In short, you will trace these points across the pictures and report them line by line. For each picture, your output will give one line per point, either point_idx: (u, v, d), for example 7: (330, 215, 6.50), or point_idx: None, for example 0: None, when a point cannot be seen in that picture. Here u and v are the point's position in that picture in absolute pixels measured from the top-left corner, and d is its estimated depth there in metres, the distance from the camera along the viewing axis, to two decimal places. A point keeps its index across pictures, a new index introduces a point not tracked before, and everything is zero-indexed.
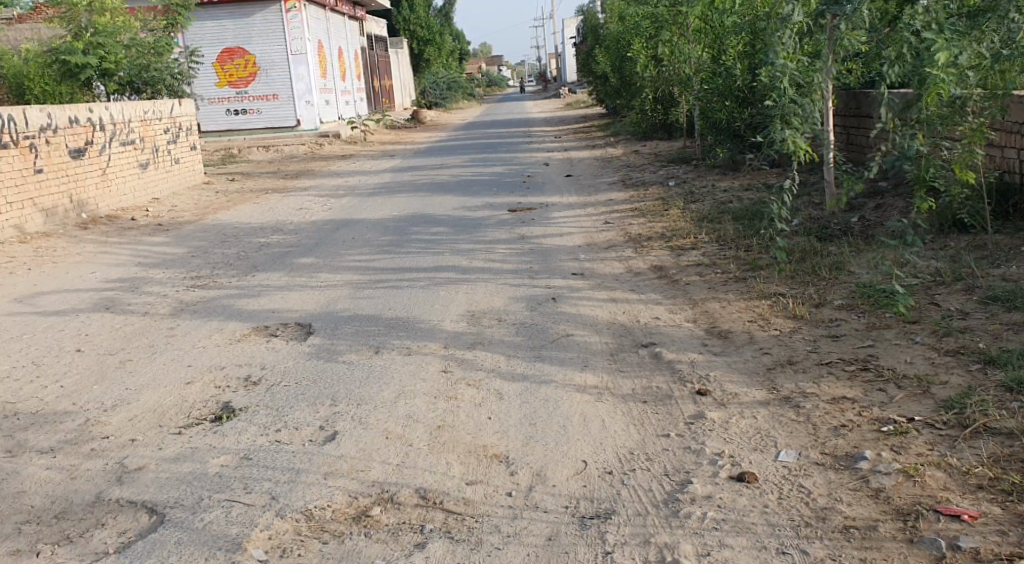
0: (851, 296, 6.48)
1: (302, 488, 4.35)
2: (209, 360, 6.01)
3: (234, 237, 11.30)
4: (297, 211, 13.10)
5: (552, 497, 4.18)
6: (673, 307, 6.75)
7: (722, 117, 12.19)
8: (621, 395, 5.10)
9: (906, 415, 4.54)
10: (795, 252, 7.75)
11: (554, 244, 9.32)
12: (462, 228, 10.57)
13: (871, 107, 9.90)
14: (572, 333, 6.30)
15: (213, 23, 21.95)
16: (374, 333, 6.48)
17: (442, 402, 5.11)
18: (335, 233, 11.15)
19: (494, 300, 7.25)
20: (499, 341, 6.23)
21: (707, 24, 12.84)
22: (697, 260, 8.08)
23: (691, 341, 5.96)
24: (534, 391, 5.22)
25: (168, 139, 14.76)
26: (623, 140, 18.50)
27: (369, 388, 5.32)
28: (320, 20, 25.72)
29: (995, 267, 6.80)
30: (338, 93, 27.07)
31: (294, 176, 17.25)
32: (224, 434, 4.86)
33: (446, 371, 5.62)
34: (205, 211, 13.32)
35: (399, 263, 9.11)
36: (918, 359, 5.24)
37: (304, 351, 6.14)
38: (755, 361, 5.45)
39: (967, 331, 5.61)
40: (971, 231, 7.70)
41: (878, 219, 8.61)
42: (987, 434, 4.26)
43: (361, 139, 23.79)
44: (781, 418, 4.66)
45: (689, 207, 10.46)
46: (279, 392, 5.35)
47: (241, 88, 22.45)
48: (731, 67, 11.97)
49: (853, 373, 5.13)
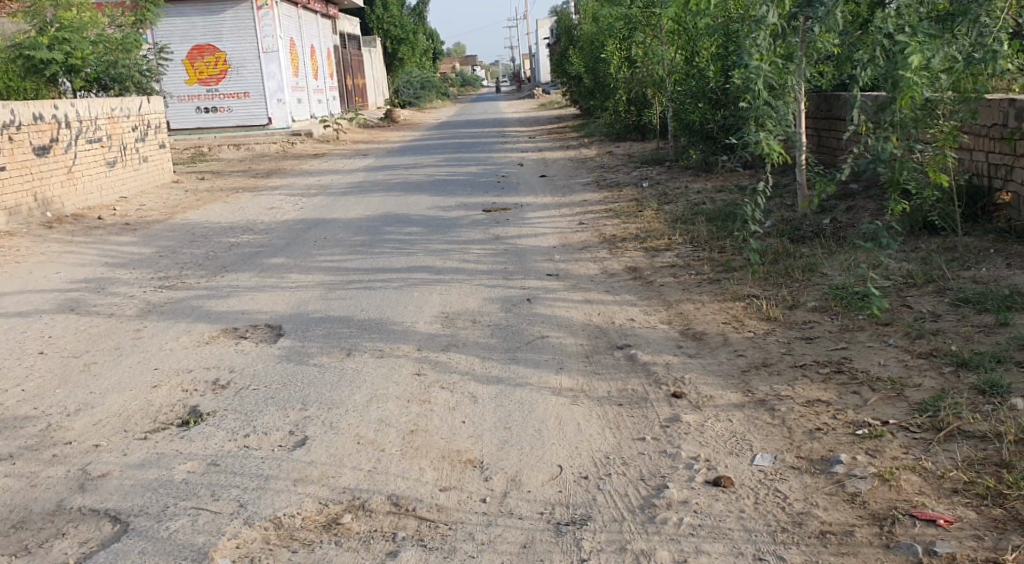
0: (825, 298, 6.46)
1: (270, 495, 4.25)
2: (176, 363, 5.89)
3: (203, 236, 11.16)
4: (268, 210, 12.97)
5: (527, 504, 4.11)
6: (648, 308, 6.71)
7: (695, 119, 12.17)
8: (596, 398, 5.05)
9: (881, 417, 4.51)
10: (768, 254, 7.74)
11: (528, 245, 9.25)
12: (436, 228, 10.49)
13: (843, 109, 9.92)
14: (546, 335, 6.24)
15: (182, 19, 21.68)
16: (345, 335, 6.39)
17: (415, 406, 5.04)
18: (306, 232, 11.03)
19: (468, 302, 7.19)
20: (473, 343, 6.16)
21: (680, 26, 12.84)
22: (671, 261, 8.04)
23: (666, 343, 5.92)
24: (509, 394, 5.16)
25: (136, 137, 14.57)
26: (597, 141, 18.48)
27: (340, 392, 5.24)
28: (293, 17, 25.56)
29: (966, 269, 6.82)
30: (310, 91, 26.87)
31: (264, 175, 17.09)
32: (191, 440, 4.76)
33: (419, 374, 5.54)
34: (173, 210, 13.16)
35: (371, 264, 9.02)
36: (892, 362, 5.21)
37: (274, 353, 6.04)
38: (730, 364, 5.42)
39: (939, 333, 5.59)
40: (941, 233, 7.73)
41: (849, 220, 8.62)
42: (961, 437, 4.24)
43: (334, 138, 23.63)
44: (757, 421, 4.62)
45: (663, 208, 10.44)
46: (248, 396, 5.25)
47: (211, 86, 22.22)
48: (704, 69, 11.97)
49: (828, 375, 5.08)
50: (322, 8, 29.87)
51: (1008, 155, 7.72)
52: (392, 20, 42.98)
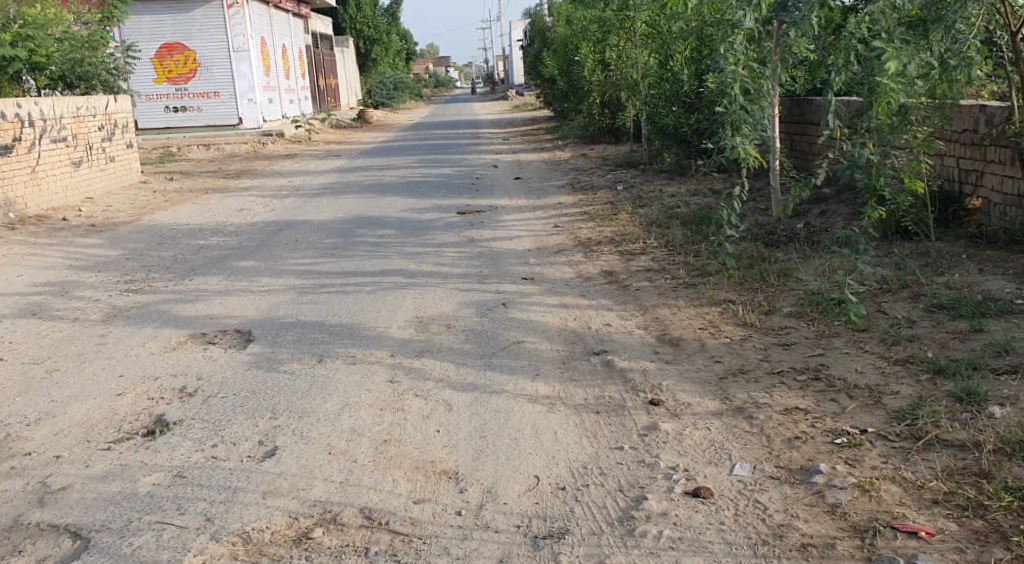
0: (801, 303, 6.42)
1: (238, 509, 4.15)
2: (142, 370, 5.75)
3: (171, 239, 10.99)
4: (238, 212, 12.82)
5: (503, 517, 4.03)
6: (624, 313, 6.65)
7: (669, 123, 12.13)
8: (573, 406, 4.97)
9: (859, 426, 4.45)
10: (744, 258, 7.70)
11: (503, 248, 9.17)
12: (409, 231, 10.38)
13: (816, 113, 9.91)
14: (522, 341, 6.16)
15: (151, 18, 21.53)
16: (317, 341, 6.28)
17: (388, 414, 4.94)
18: (277, 235, 10.90)
19: (442, 306, 7.10)
20: (447, 349, 6.08)
21: (654, 29, 12.79)
22: (646, 265, 7.99)
23: (643, 349, 5.86)
24: (484, 402, 5.08)
25: (102, 137, 14.37)
26: (571, 143, 18.43)
27: (311, 400, 5.13)
28: (264, 16, 25.36)
29: (940, 275, 6.80)
30: (281, 91, 26.65)
31: (234, 176, 16.91)
32: (156, 450, 4.63)
33: (392, 381, 5.44)
34: (141, 211, 12.98)
35: (342, 267, 8.91)
36: (869, 368, 5.15)
37: (243, 360, 5.92)
38: (707, 371, 5.36)
39: (915, 339, 5.55)
40: (913, 238, 7.71)
41: (823, 225, 8.60)
42: (939, 446, 4.20)
43: (307, 139, 23.45)
44: (735, 430, 4.56)
45: (637, 211, 10.39)
46: (216, 404, 5.13)
47: (180, 85, 21.95)
48: (678, 73, 11.95)
49: (805, 382, 5.01)
50: (294, 8, 29.67)
51: (979, 160, 7.75)
52: (365, 20, 42.76)
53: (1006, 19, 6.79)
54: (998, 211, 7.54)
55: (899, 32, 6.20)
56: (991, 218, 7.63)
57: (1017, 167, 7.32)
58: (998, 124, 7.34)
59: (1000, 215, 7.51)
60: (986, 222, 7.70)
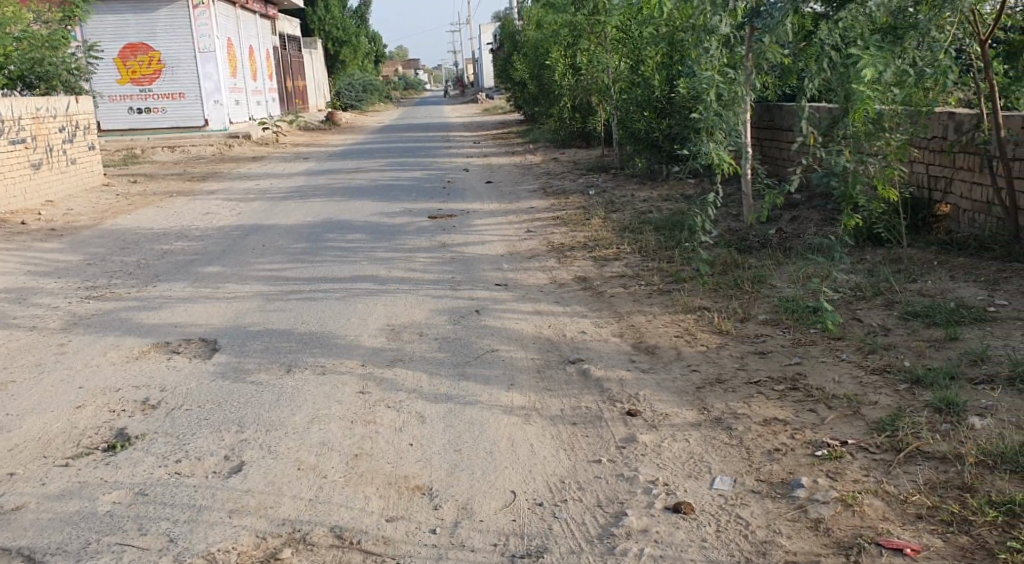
0: (776, 310, 6.37)
1: (203, 529, 4.02)
2: (103, 381, 5.61)
3: (134, 243, 10.81)
4: (204, 215, 12.64)
5: (479, 535, 3.93)
6: (599, 321, 6.57)
7: (639, 128, 12.06)
8: (550, 417, 4.89)
9: (839, 437, 4.40)
10: (717, 265, 7.65)
11: (476, 253, 9.07)
12: (380, 235, 10.26)
13: (787, 118, 9.89)
14: (497, 349, 6.07)
15: (114, 17, 21.18)
16: (285, 350, 6.26)
17: (360, 427, 4.84)
18: (243, 239, 10.74)
19: (413, 313, 6.99)
20: (419, 358, 5.98)
21: (626, 34, 12.76)
22: (620, 271, 7.92)
23: (619, 357, 5.78)
24: (458, 414, 4.99)
25: (63, 138, 14.14)
26: (542, 147, 18.36)
27: (280, 413, 5.01)
28: (230, 17, 25.10)
29: (913, 282, 6.78)
30: (248, 93, 26.38)
31: (200, 179, 16.70)
32: (116, 467, 4.49)
33: (363, 392, 5.35)
34: (103, 215, 12.77)
35: (311, 273, 8.78)
36: (846, 377, 5.08)
37: (208, 370, 5.85)
38: (684, 380, 5.29)
39: (892, 347, 5.45)
40: (885, 244, 7.69)
41: (795, 230, 8.57)
42: (921, 459, 4.15)
43: (274, 141, 23.23)
44: (714, 441, 4.50)
45: (610, 216, 10.33)
46: (180, 417, 5.00)
47: (144, 86, 21.64)
48: (649, 79, 11.85)
49: (783, 392, 4.95)
50: (261, 9, 29.44)
51: (948, 167, 7.76)
52: (333, 22, 42.50)
53: (975, 27, 6.81)
54: (968, 218, 7.56)
55: (873, 40, 6.21)
56: (961, 225, 7.64)
57: (986, 174, 7.33)
58: (967, 131, 7.36)
59: (970, 222, 7.52)
60: (956, 228, 7.70)
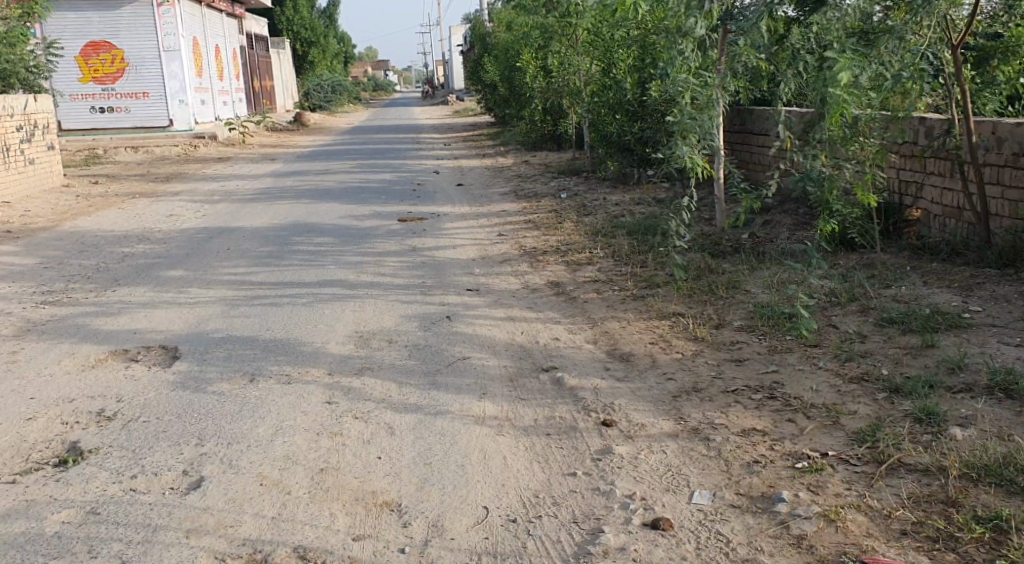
0: (751, 316, 6.28)
1: (156, 549, 3.86)
2: (57, 392, 5.74)
3: (94, 246, 10.60)
4: (167, 217, 12.43)
5: (450, 554, 3.80)
6: (572, 327, 6.45)
7: (612, 130, 11.96)
8: (523, 428, 4.80)
9: (820, 449, 4.30)
10: (691, 270, 7.55)
11: (446, 257, 8.94)
12: (348, 239, 10.11)
13: (761, 121, 9.82)
14: (468, 356, 5.94)
15: (76, 14, 20.83)
16: (249, 358, 6.15)
17: (325, 440, 4.74)
18: (206, 242, 10.55)
19: (383, 319, 6.84)
20: (388, 366, 5.84)
21: (597, 37, 12.70)
22: (593, 275, 7.82)
23: (593, 365, 5.67)
24: (427, 425, 4.90)
25: (21, 137, 13.89)
26: (512, 150, 18.25)
27: (240, 425, 4.99)
28: (196, 16, 24.81)
29: (887, 287, 6.71)
30: (214, 93, 26.07)
31: (163, 179, 16.47)
32: (67, 484, 4.36)
33: (329, 402, 5.27)
34: (63, 216, 12.54)
35: (277, 277, 8.61)
36: (823, 385, 4.98)
37: (168, 379, 5.88)
38: (660, 389, 5.18)
39: (869, 355, 5.37)
40: (858, 249, 7.63)
41: (768, 235, 8.51)
42: (903, 471, 4.07)
43: (241, 141, 22.97)
44: (692, 453, 4.38)
45: (582, 220, 10.23)
46: (135, 430, 5.01)
47: (107, 85, 21.27)
48: (622, 82, 11.71)
49: (761, 402, 4.85)
50: (228, 8, 29.16)
51: (919, 172, 7.71)
52: (302, 23, 42.23)
53: (948, 32, 6.76)
54: (939, 223, 7.52)
55: (848, 42, 6.12)
56: (932, 229, 7.59)
57: (957, 180, 7.29)
58: (938, 136, 7.30)
59: (941, 226, 7.48)
60: (927, 233, 7.66)
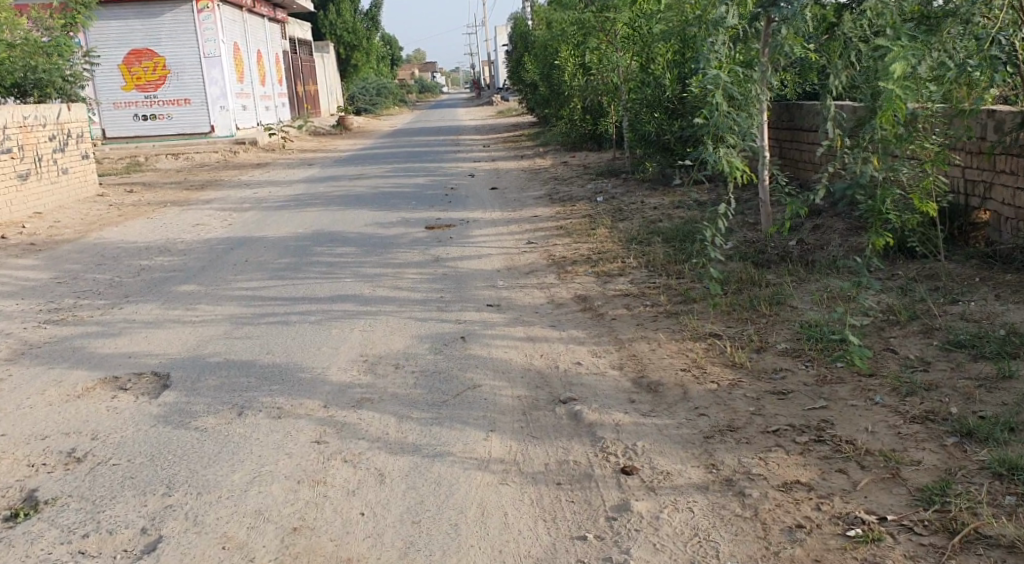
0: (797, 338, 5.60)
1: None
2: (32, 426, 5.21)
3: (113, 259, 10.19)
4: (192, 226, 11.97)
5: None
6: (597, 349, 5.81)
7: (649, 130, 11.19)
8: (530, 475, 4.23)
9: (876, 511, 3.68)
10: (731, 282, 6.88)
11: (471, 267, 8.35)
12: (371, 248, 9.55)
13: (809, 117, 9.11)
14: (479, 384, 5.33)
15: (119, 22, 20.55)
16: (241, 387, 5.55)
17: (305, 490, 4.19)
18: (227, 253, 10.06)
19: (391, 341, 6.24)
20: (390, 397, 5.23)
21: (636, 32, 12.05)
22: (624, 288, 7.17)
23: (617, 396, 5.02)
24: (423, 471, 4.33)
25: (53, 147, 13.56)
26: (551, 151, 17.63)
27: (216, 471, 4.42)
28: (238, 22, 24.45)
29: (953, 303, 5.99)
30: (256, 97, 25.75)
31: (199, 187, 16.07)
32: (10, 544, 3.94)
33: (319, 442, 4.67)
34: (90, 226, 12.19)
35: (291, 291, 8.08)
36: (881, 426, 4.29)
37: (152, 410, 5.28)
38: (689, 428, 4.54)
39: (934, 388, 4.66)
40: (917, 259, 6.89)
41: (817, 242, 7.77)
42: (982, 546, 3.45)
43: (280, 146, 22.59)
44: (723, 512, 3.80)
45: (617, 225, 9.55)
46: (101, 475, 4.47)
47: (150, 92, 21.01)
48: (660, 77, 11.02)
49: (806, 447, 4.19)
50: (272, 14, 28.91)
51: (987, 171, 6.93)
52: (345, 27, 41.52)
53: None
54: (1010, 227, 6.73)
55: (905, 29, 5.39)
56: (1001, 234, 6.80)
57: None
58: (1009, 131, 6.51)
59: (1013, 231, 6.69)
60: (996, 238, 6.87)
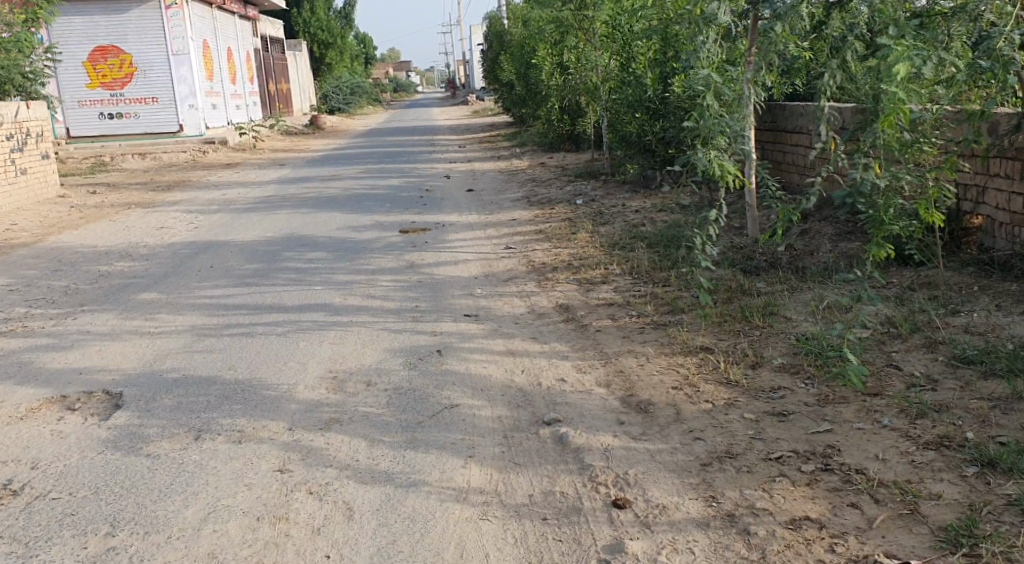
0: (794, 352, 5.27)
1: None
2: None
3: (71, 264, 9.71)
4: (156, 230, 11.50)
5: None
6: (581, 364, 5.46)
7: (631, 131, 10.61)
8: (513, 509, 3.92)
9: (899, 555, 3.48)
10: (720, 291, 6.54)
11: (446, 274, 7.98)
12: (342, 253, 9.14)
13: (794, 118, 8.77)
14: (457, 404, 4.95)
15: (84, 18, 19.96)
16: (199, 407, 5.13)
17: (265, 529, 3.85)
18: (191, 258, 9.61)
19: (363, 355, 5.85)
20: (361, 419, 4.84)
21: (614, 29, 11.59)
22: (608, 297, 6.82)
23: (605, 417, 4.66)
24: (396, 503, 3.99)
25: (10, 147, 13.01)
26: (528, 151, 17.26)
27: (166, 505, 4.03)
28: (207, 19, 23.90)
29: (955, 314, 5.67)
30: (226, 96, 25.16)
31: (165, 188, 15.57)
32: None
33: (282, 471, 4.29)
34: (49, 230, 11.67)
35: (257, 300, 7.65)
36: (892, 453, 4.03)
37: (101, 434, 4.84)
38: (685, 453, 4.21)
39: (945, 410, 4.35)
40: (912, 267, 6.58)
41: (807, 248, 7.43)
42: None
43: (251, 145, 22.05)
44: (728, 554, 3.58)
45: (598, 230, 9.20)
46: (39, 511, 4.06)
47: (116, 90, 20.39)
48: (642, 76, 10.49)
49: (814, 476, 3.94)
50: (242, 11, 28.32)
51: (982, 174, 6.60)
52: (319, 23, 41.20)
53: None
54: (1005, 232, 6.40)
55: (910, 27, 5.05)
56: (996, 240, 6.48)
57: None
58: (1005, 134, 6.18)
59: (1008, 237, 6.36)
60: (990, 245, 6.55)
